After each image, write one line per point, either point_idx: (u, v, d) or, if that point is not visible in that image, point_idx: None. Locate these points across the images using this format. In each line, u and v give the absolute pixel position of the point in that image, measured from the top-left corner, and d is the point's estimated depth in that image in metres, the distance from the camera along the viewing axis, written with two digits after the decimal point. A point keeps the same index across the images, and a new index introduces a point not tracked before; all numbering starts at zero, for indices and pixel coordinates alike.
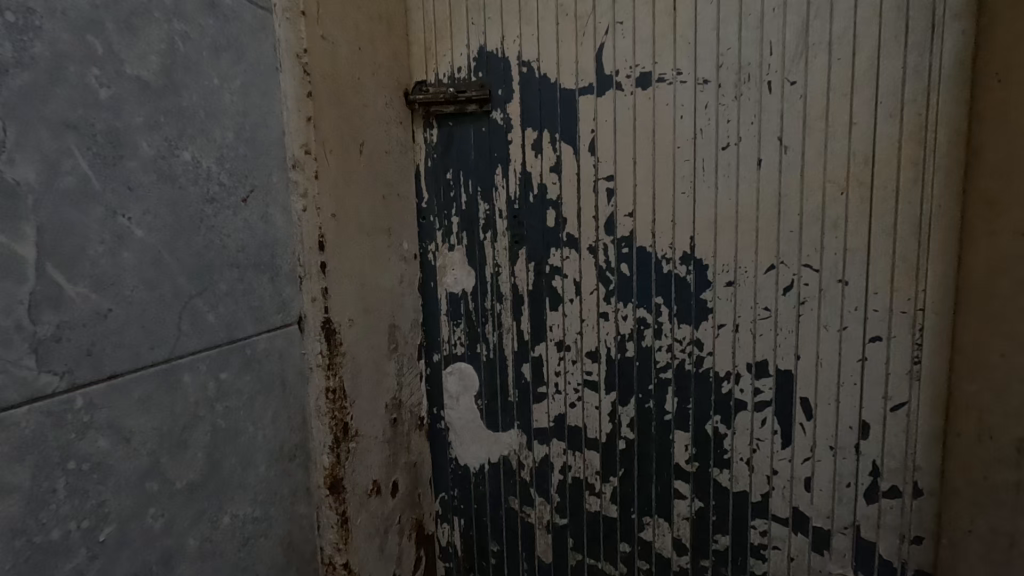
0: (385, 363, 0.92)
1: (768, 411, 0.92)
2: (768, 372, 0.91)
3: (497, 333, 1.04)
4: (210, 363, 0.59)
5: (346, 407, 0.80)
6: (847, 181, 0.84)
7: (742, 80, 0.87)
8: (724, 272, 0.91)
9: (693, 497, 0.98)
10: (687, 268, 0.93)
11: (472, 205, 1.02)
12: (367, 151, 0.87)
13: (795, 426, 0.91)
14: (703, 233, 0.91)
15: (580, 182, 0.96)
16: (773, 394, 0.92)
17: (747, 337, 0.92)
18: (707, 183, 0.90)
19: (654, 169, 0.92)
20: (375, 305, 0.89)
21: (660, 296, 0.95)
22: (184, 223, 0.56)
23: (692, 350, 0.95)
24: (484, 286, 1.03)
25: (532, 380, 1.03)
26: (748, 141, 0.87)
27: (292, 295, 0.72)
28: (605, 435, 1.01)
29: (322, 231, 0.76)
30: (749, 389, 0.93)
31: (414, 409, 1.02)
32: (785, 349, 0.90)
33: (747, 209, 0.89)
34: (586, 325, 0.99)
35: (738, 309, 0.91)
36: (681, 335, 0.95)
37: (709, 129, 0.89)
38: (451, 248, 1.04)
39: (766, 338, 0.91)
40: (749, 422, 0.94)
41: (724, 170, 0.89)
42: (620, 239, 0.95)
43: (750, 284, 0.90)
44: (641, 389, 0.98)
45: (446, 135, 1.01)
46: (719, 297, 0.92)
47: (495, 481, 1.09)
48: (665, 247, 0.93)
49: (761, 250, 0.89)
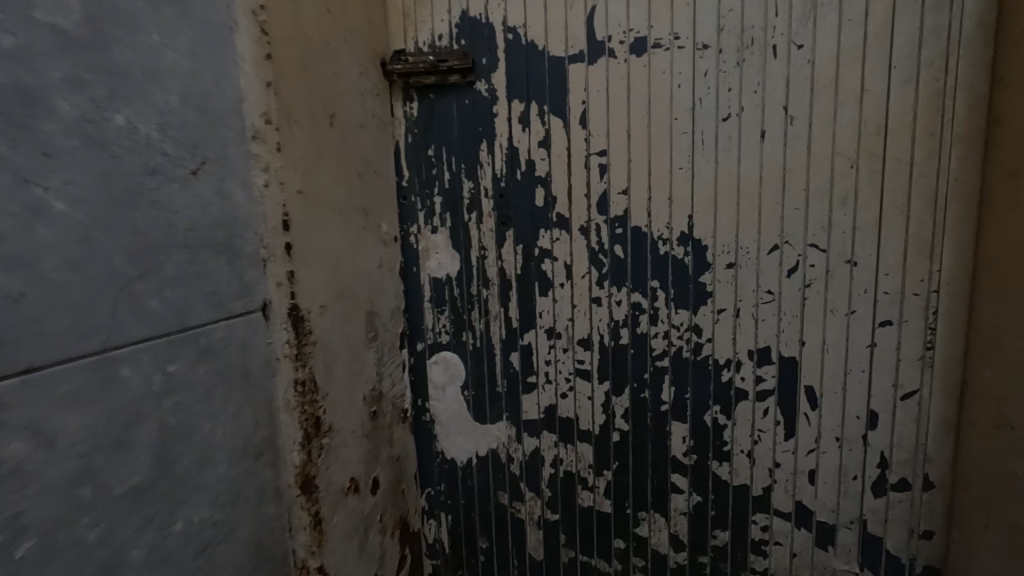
0: (363, 353, 0.86)
1: (771, 400, 0.87)
2: (771, 359, 0.86)
3: (483, 320, 0.98)
4: (155, 354, 0.53)
5: (319, 400, 0.75)
6: (858, 155, 0.78)
7: (745, 44, 0.80)
8: (724, 253, 0.86)
9: (691, 492, 0.93)
10: (684, 249, 0.87)
11: (456, 184, 0.95)
12: (340, 124, 0.81)
13: (799, 416, 0.86)
14: (703, 211, 0.85)
15: (571, 158, 0.89)
16: (776, 383, 0.87)
17: (749, 322, 0.86)
18: (707, 158, 0.84)
19: (651, 143, 0.86)
20: (351, 291, 0.83)
21: (656, 280, 0.89)
22: (120, 197, 0.50)
23: (690, 336, 0.89)
24: (470, 270, 0.97)
25: (521, 370, 0.98)
26: (751, 111, 0.81)
27: (256, 279, 0.66)
28: (599, 426, 0.96)
29: (287, 209, 0.70)
30: (751, 378, 0.88)
31: (396, 401, 0.97)
32: (789, 335, 0.85)
33: (750, 185, 0.83)
34: (578, 311, 0.93)
35: (739, 292, 0.86)
36: (678, 321, 0.89)
37: (709, 99, 0.83)
38: (433, 230, 0.98)
39: (769, 323, 0.85)
40: (750, 412, 0.88)
41: (725, 143, 0.83)
42: (613, 219, 0.89)
43: (751, 266, 0.85)
44: (636, 379, 0.93)
45: (428, 108, 0.94)
46: (719, 280, 0.86)
47: (483, 475, 1.04)
48: (662, 227, 0.87)
49: (765, 230, 0.83)
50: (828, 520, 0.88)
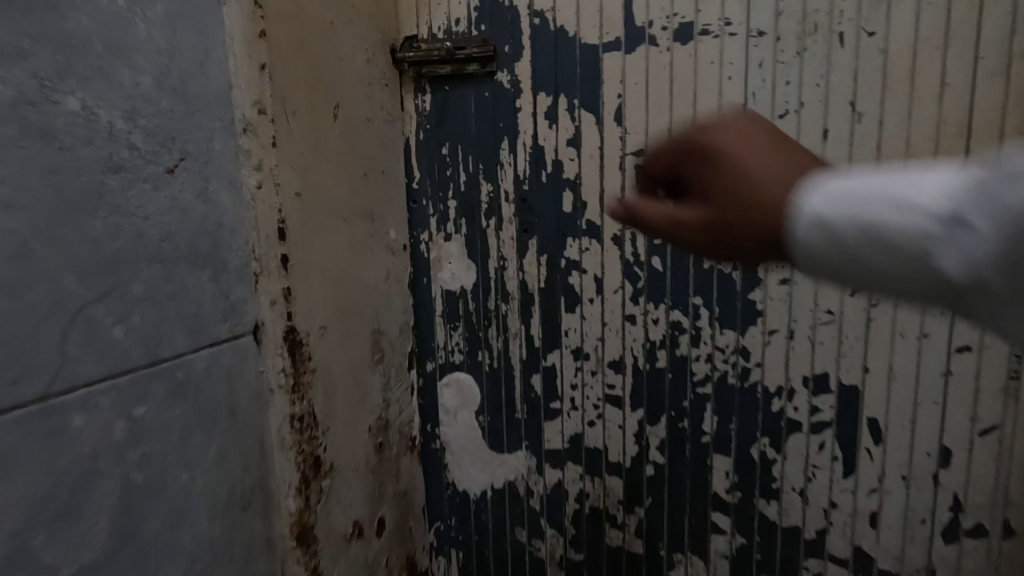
0: (368, 377, 0.75)
1: (828, 433, 0.77)
2: (830, 388, 0.76)
3: (502, 338, 0.88)
4: (115, 397, 0.44)
5: (318, 436, 0.64)
6: (936, 158, 0.69)
7: (807, 31, 0.70)
8: (778, 268, 0.76)
9: (734, 533, 0.83)
10: (732, 262, 0.77)
11: (473, 186, 0.85)
12: (347, 117, 0.70)
13: (859, 451, 0.77)
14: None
15: (604, 159, 0.79)
16: (835, 414, 0.77)
17: (805, 346, 0.76)
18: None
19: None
20: (356, 307, 0.73)
21: (699, 296, 0.79)
22: (73, 199, 0.40)
23: (736, 360, 0.79)
24: (487, 283, 0.87)
25: (544, 395, 0.88)
26: (813, 107, 0.71)
27: (246, 297, 0.56)
28: (630, 458, 0.86)
29: (284, 214, 0.59)
30: (804, 408, 0.78)
31: (404, 429, 0.86)
32: (850, 361, 0.75)
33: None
34: (609, 330, 0.84)
35: (794, 312, 0.76)
36: (723, 343, 0.80)
37: (763, 94, 0.73)
38: (447, 237, 0.88)
39: (829, 347, 0.76)
40: (804, 446, 0.79)
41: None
42: None
43: (808, 282, 0.75)
44: (673, 406, 0.83)
45: (443, 101, 0.84)
46: (770, 298, 0.77)
47: (498, 509, 0.94)
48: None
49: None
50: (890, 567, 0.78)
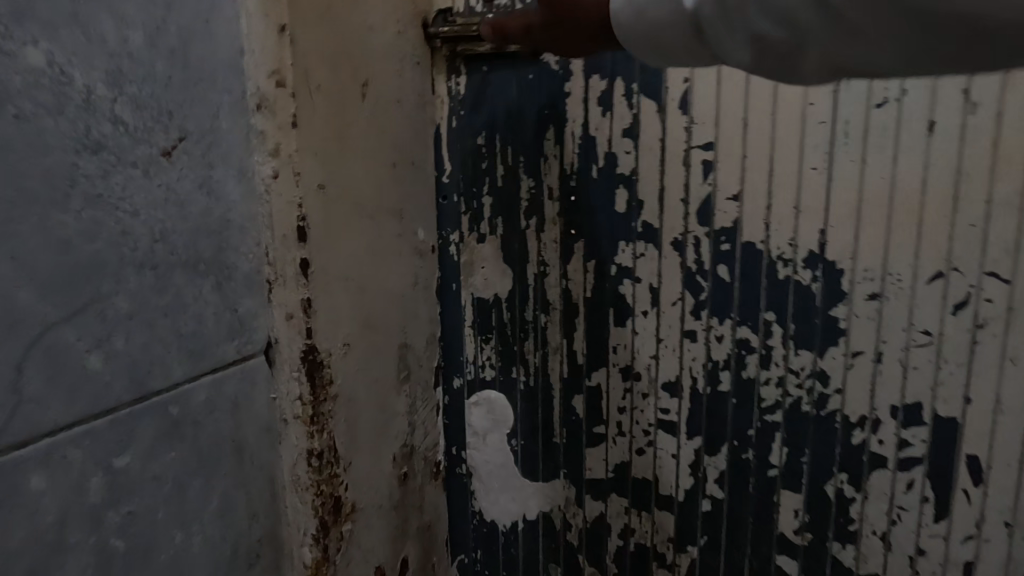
0: (394, 400, 0.66)
1: (918, 471, 0.67)
2: (922, 420, 0.67)
3: (540, 353, 0.79)
4: (93, 446, 0.38)
5: (340, 474, 0.55)
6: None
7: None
8: (866, 281, 0.66)
9: None
10: (812, 273, 0.67)
11: (512, 181, 0.77)
12: (375, 96, 0.60)
13: (955, 493, 0.67)
14: (840, 225, 0.66)
15: (665, 151, 0.70)
16: (927, 449, 0.67)
17: (895, 372, 0.67)
18: (851, 156, 0.64)
19: (774, 134, 0.66)
20: (383, 319, 0.63)
21: (772, 311, 0.69)
22: (33, 161, 0.34)
23: (813, 385, 0.70)
24: (525, 291, 0.78)
25: (586, 418, 0.79)
26: (918, 95, 0.61)
27: (258, 308, 0.48)
28: (683, 491, 0.77)
29: (305, 210, 0.49)
30: (891, 442, 0.68)
31: (430, 455, 0.76)
32: (949, 390, 0.65)
33: (910, 192, 0.63)
34: (664, 347, 0.74)
35: (884, 331, 0.66)
36: (798, 365, 0.70)
37: (857, 79, 0.63)
38: (479, 239, 0.80)
39: (924, 373, 0.66)
40: (888, 484, 0.69)
41: (877, 135, 0.63)
42: (718, 230, 0.70)
43: (902, 298, 0.65)
44: (736, 435, 0.73)
45: (479, 85, 0.75)
46: (856, 315, 0.67)
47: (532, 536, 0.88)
48: (782, 243, 0.68)
49: (925, 251, 0.64)
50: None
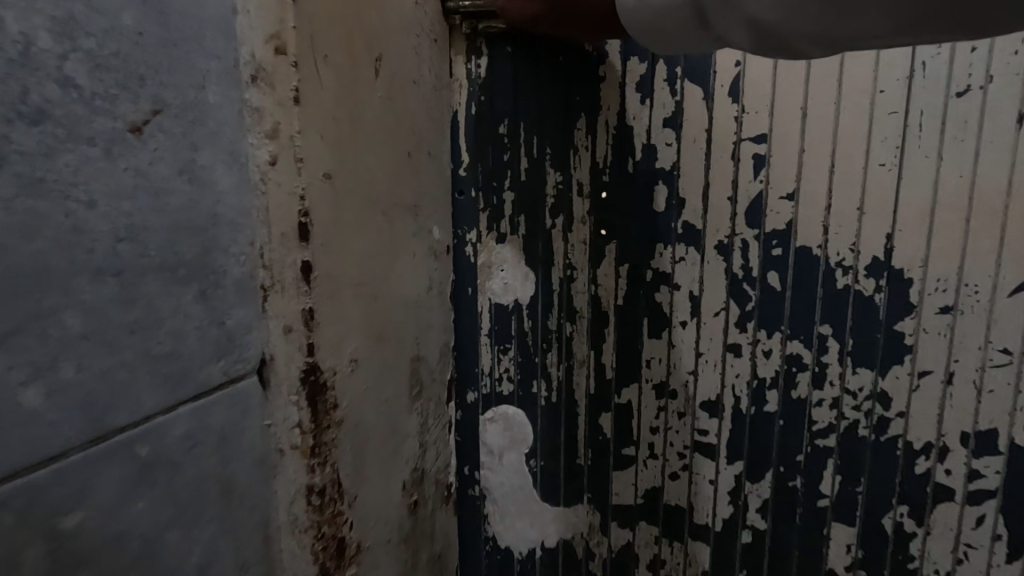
0: (405, 420, 0.58)
1: (990, 505, 0.60)
2: (996, 449, 0.60)
3: (564, 367, 0.71)
4: (33, 505, 0.26)
5: (344, 512, 0.47)
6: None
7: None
8: (937, 293, 0.59)
9: None
10: (874, 284, 0.60)
11: (540, 175, 0.68)
12: (393, 75, 0.52)
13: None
14: (911, 229, 0.59)
15: (712, 144, 0.63)
16: (1000, 483, 0.60)
17: (967, 395, 0.60)
18: (926, 151, 0.57)
19: (837, 126, 0.59)
20: (394, 330, 0.55)
21: (828, 324, 0.62)
22: None
23: (873, 407, 0.62)
24: (550, 297, 0.70)
25: (615, 439, 0.71)
26: (1004, 84, 0.55)
27: (253, 322, 0.39)
28: (721, 521, 0.69)
29: (308, 204, 0.41)
30: (959, 474, 0.61)
31: (439, 478, 0.69)
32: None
33: (992, 193, 0.56)
34: (704, 362, 0.67)
35: (955, 349, 0.59)
36: (856, 385, 0.62)
37: (936, 64, 0.56)
38: (500, 239, 0.69)
39: (1001, 398, 0.59)
40: (954, 519, 0.62)
41: (955, 129, 0.56)
42: (769, 234, 0.63)
43: (977, 312, 0.58)
44: (783, 461, 0.66)
45: (502, 65, 0.66)
46: (924, 331, 0.60)
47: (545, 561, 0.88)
48: (842, 248, 0.61)
49: (1006, 260, 0.57)
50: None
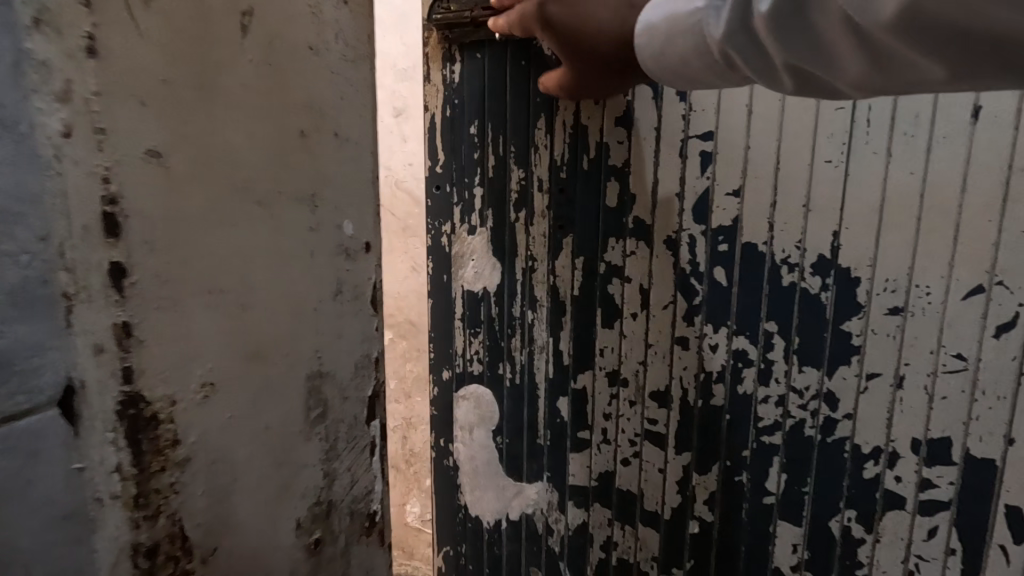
0: (298, 448, 0.49)
1: (943, 517, 0.72)
2: (951, 459, 0.70)
3: (526, 352, 0.97)
4: None
5: (193, 570, 0.39)
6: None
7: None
8: (887, 293, 0.71)
9: (800, 547, 0.80)
10: (821, 282, 0.74)
11: (524, 193, 0.92)
12: (275, 36, 0.43)
13: (993, 550, 0.70)
14: (856, 228, 0.71)
15: (660, 140, 0.81)
16: (953, 493, 0.71)
17: (883, 389, 0.73)
18: (875, 149, 0.69)
19: (782, 120, 0.73)
20: (276, 347, 0.45)
21: (773, 321, 0.77)
22: None
23: (820, 408, 0.77)
24: (514, 285, 0.95)
25: (572, 421, 0.95)
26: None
27: (49, 339, 0.29)
28: (670, 509, 0.89)
29: (124, 188, 0.32)
30: (910, 483, 0.73)
31: (355, 508, 0.60)
32: (984, 425, 0.68)
33: (945, 194, 0.67)
34: (653, 354, 0.86)
35: (903, 352, 0.71)
36: (802, 381, 0.77)
37: None
38: (471, 233, 0.97)
39: (954, 404, 0.70)
40: (906, 530, 0.74)
41: (907, 123, 0.67)
42: (714, 230, 0.79)
43: (919, 314, 0.70)
44: (728, 455, 0.83)
45: (476, 72, 0.92)
46: (872, 331, 0.72)
47: (514, 541, 1.05)
48: (789, 246, 0.75)
49: (959, 268, 0.67)
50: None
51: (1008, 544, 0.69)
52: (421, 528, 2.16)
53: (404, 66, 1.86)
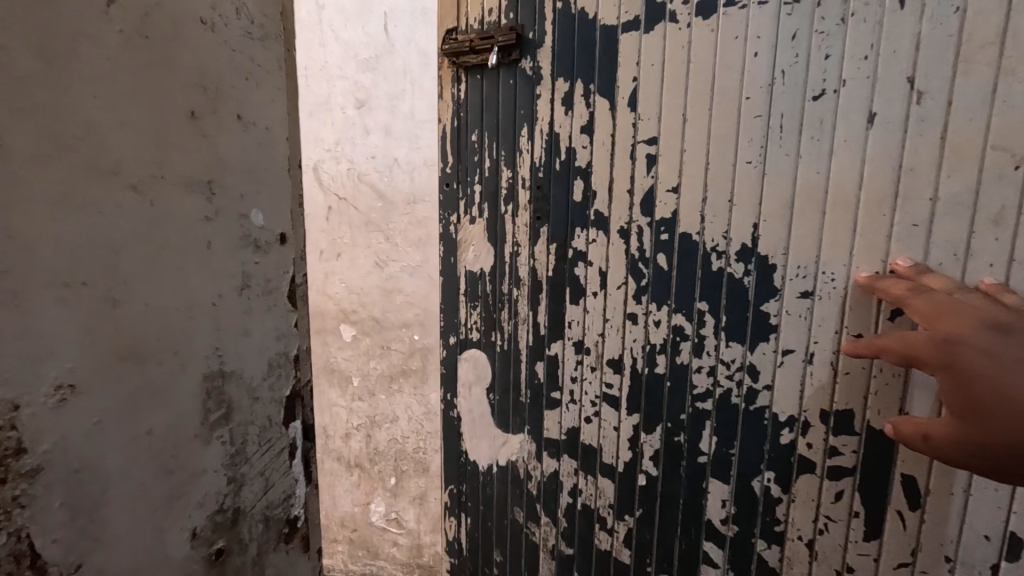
0: (194, 453, 0.46)
1: (848, 481, 0.73)
2: (854, 429, 0.72)
3: (512, 323, 0.99)
4: None
5: None
6: (942, 153, 0.63)
7: (854, 4, 0.66)
8: (798, 278, 0.72)
9: (729, 501, 0.82)
10: (744, 267, 0.75)
11: (511, 190, 0.95)
12: (151, 5, 0.39)
13: (889, 514, 0.71)
14: (774, 220, 0.73)
15: (615, 144, 0.83)
16: (856, 460, 0.72)
17: (797, 365, 0.74)
18: (786, 150, 0.71)
19: (708, 123, 0.75)
20: (161, 344, 0.42)
21: (705, 301, 0.79)
22: None
23: (744, 379, 0.78)
24: (503, 266, 0.98)
25: (546, 383, 0.97)
26: (856, 85, 0.66)
27: None
28: (623, 463, 0.90)
29: None
30: (820, 448, 0.74)
31: (268, 512, 0.56)
32: (881, 401, 0.69)
33: (847, 188, 0.68)
34: (610, 326, 0.88)
35: (815, 330, 0.72)
36: (729, 356, 0.78)
37: (795, 75, 0.70)
38: (472, 221, 1.01)
39: (856, 379, 0.70)
40: (815, 491, 0.75)
41: (813, 128, 0.69)
42: (658, 221, 0.81)
43: (832, 297, 0.70)
44: (670, 417, 0.84)
45: (477, 91, 0.97)
46: (787, 312, 0.73)
47: (503, 484, 1.07)
48: (718, 236, 0.77)
49: (859, 254, 0.68)
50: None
51: (903, 509, 0.70)
52: (385, 526, 2.13)
53: (365, 55, 1.81)
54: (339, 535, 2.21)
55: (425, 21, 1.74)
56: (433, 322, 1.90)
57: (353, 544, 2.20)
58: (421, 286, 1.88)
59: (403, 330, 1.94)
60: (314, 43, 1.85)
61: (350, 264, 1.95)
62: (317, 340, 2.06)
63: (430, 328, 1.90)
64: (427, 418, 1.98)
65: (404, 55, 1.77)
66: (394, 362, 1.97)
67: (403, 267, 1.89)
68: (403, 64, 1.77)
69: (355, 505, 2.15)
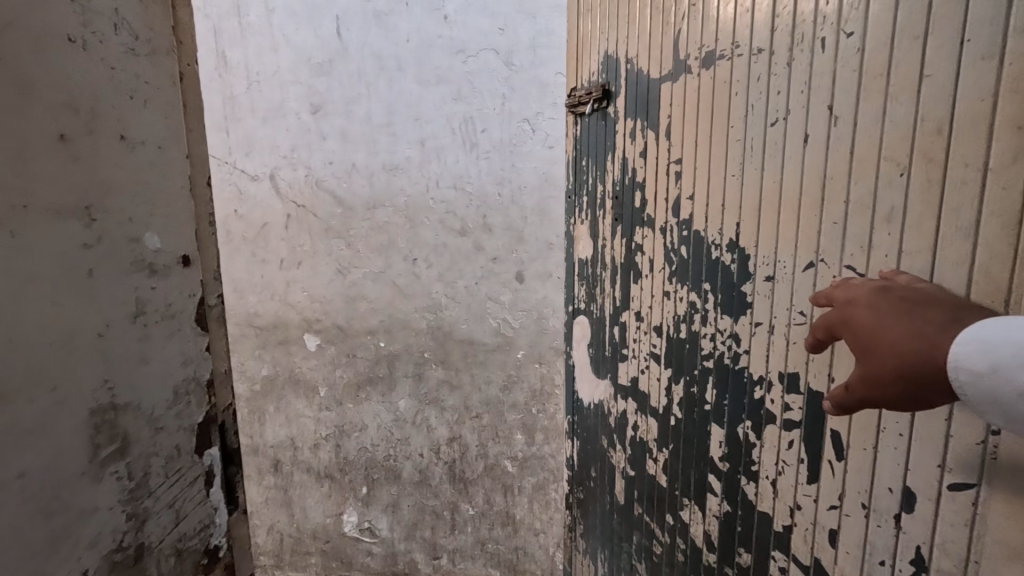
0: (83, 489, 0.44)
1: (797, 433, 0.69)
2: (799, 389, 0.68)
3: (602, 297, 1.16)
4: None
5: None
6: (851, 164, 0.60)
7: (795, 52, 0.66)
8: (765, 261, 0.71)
9: (724, 442, 0.81)
10: (732, 256, 0.77)
11: (601, 201, 1.13)
12: (5, 23, 0.37)
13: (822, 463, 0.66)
14: (747, 217, 0.74)
15: (658, 166, 0.92)
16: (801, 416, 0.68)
17: (764, 337, 0.72)
18: (755, 163, 0.72)
19: (709, 148, 0.80)
20: (32, 380, 0.40)
21: (708, 283, 0.81)
22: None
23: (731, 344, 0.78)
24: (596, 250, 1.17)
25: (619, 343, 1.09)
26: (796, 115, 0.66)
27: None
28: (662, 407, 0.96)
29: None
30: (778, 402, 0.71)
31: (177, 541, 0.54)
32: (818, 365, 0.65)
33: (793, 185, 0.67)
34: (654, 300, 0.95)
35: (775, 307, 0.70)
36: (722, 326, 0.79)
37: (759, 102, 0.71)
38: (579, 221, 1.24)
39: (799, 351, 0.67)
40: (775, 438, 0.72)
41: (770, 151, 0.70)
42: (681, 221, 0.87)
43: (787, 279, 0.68)
44: (689, 372, 0.87)
45: (585, 132, 1.19)
46: (758, 292, 0.73)
47: (597, 417, 1.23)
48: (716, 236, 0.80)
49: (802, 242, 0.66)
50: (826, 560, 0.67)
51: (833, 459, 0.64)
52: (358, 536, 2.09)
53: (318, 60, 1.77)
54: (312, 548, 2.17)
55: (378, 24, 1.71)
56: (397, 328, 1.87)
57: (326, 556, 2.16)
58: (386, 292, 1.86)
59: (367, 337, 1.91)
60: (266, 48, 1.80)
61: (311, 273, 1.91)
62: (281, 350, 2.01)
63: (395, 335, 1.88)
64: (396, 425, 1.95)
65: (358, 59, 1.74)
66: (360, 371, 1.94)
67: (364, 274, 1.86)
68: (357, 68, 1.74)
69: (327, 516, 2.11)
